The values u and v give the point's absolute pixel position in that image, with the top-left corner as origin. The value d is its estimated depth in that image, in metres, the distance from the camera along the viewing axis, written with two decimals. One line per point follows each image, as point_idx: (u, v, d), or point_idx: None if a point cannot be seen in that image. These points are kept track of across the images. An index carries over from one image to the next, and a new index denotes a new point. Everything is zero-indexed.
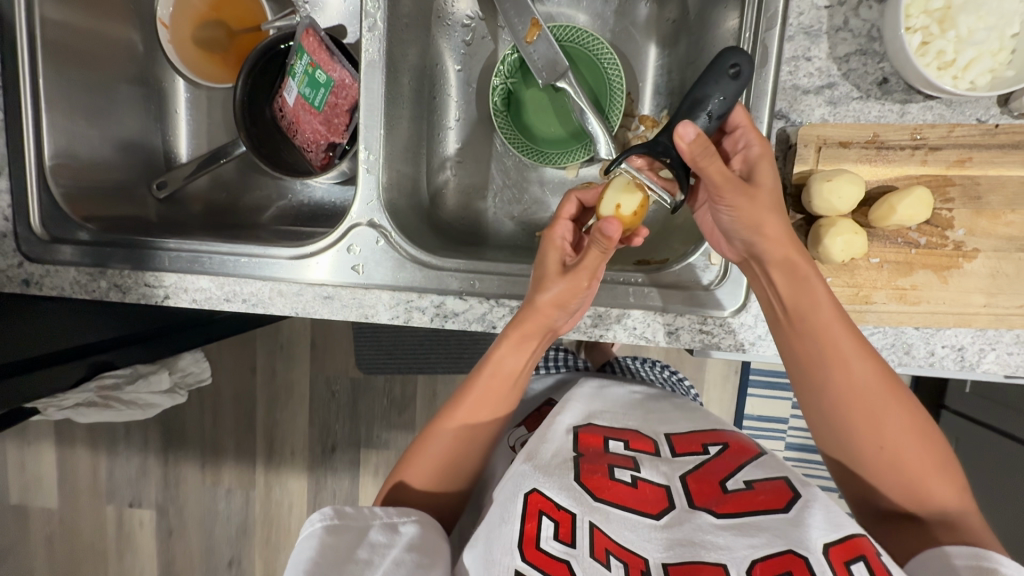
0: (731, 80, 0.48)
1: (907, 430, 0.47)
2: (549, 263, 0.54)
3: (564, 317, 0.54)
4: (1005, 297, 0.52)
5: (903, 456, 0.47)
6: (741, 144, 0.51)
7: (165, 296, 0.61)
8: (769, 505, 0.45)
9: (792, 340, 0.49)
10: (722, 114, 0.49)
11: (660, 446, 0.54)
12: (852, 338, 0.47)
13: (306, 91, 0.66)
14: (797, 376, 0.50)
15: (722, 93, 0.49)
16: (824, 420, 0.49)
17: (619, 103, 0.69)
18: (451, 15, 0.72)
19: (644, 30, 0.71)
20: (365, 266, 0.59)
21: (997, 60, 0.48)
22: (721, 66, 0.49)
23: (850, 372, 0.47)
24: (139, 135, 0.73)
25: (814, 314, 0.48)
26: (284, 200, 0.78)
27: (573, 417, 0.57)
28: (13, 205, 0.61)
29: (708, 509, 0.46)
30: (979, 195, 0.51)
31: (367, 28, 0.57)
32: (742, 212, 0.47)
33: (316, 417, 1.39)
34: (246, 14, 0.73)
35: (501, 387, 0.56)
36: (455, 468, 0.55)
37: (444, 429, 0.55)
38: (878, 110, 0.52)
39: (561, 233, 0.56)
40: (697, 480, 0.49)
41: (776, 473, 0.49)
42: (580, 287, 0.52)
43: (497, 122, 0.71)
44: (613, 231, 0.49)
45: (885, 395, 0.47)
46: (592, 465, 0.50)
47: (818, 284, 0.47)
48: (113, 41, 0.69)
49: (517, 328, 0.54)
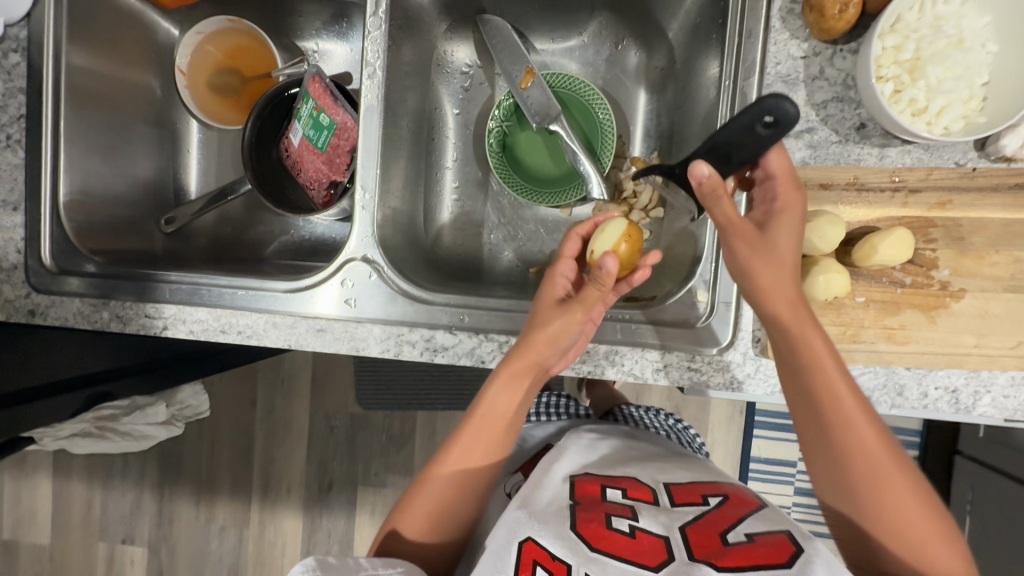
0: (764, 131, 0.47)
1: (910, 499, 0.46)
2: (544, 298, 0.55)
3: (556, 356, 0.54)
4: (995, 338, 0.52)
5: (900, 513, 0.46)
6: (768, 197, 0.51)
7: (164, 327, 0.62)
8: (770, 559, 0.43)
9: (798, 395, 0.49)
10: (743, 161, 0.50)
11: (659, 495, 0.52)
12: (851, 390, 0.47)
13: (310, 133, 0.69)
14: (801, 425, 0.50)
15: (747, 142, 0.49)
16: (829, 477, 0.49)
17: (610, 145, 0.72)
18: (451, 63, 0.75)
19: (633, 77, 0.74)
20: (358, 300, 0.60)
21: (968, 107, 0.50)
22: (757, 113, 0.47)
23: (848, 425, 0.47)
24: (152, 172, 0.77)
25: (811, 366, 0.47)
26: (286, 235, 0.80)
27: (569, 466, 0.57)
28: (25, 237, 0.64)
29: (708, 562, 0.43)
30: (962, 236, 0.52)
31: (367, 75, 0.60)
32: (745, 257, 0.49)
33: (314, 453, 1.38)
34: (258, 62, 0.76)
35: (495, 430, 0.55)
36: (448, 519, 0.54)
37: (436, 474, 0.54)
38: (858, 153, 0.53)
39: (562, 271, 0.56)
40: (697, 531, 0.46)
41: (777, 527, 0.47)
42: (576, 321, 0.51)
43: (493, 162, 0.74)
44: (610, 266, 0.51)
45: (882, 449, 0.47)
46: (588, 514, 0.48)
47: (818, 342, 0.47)
48: (131, 86, 0.73)
49: (508, 366, 0.53)
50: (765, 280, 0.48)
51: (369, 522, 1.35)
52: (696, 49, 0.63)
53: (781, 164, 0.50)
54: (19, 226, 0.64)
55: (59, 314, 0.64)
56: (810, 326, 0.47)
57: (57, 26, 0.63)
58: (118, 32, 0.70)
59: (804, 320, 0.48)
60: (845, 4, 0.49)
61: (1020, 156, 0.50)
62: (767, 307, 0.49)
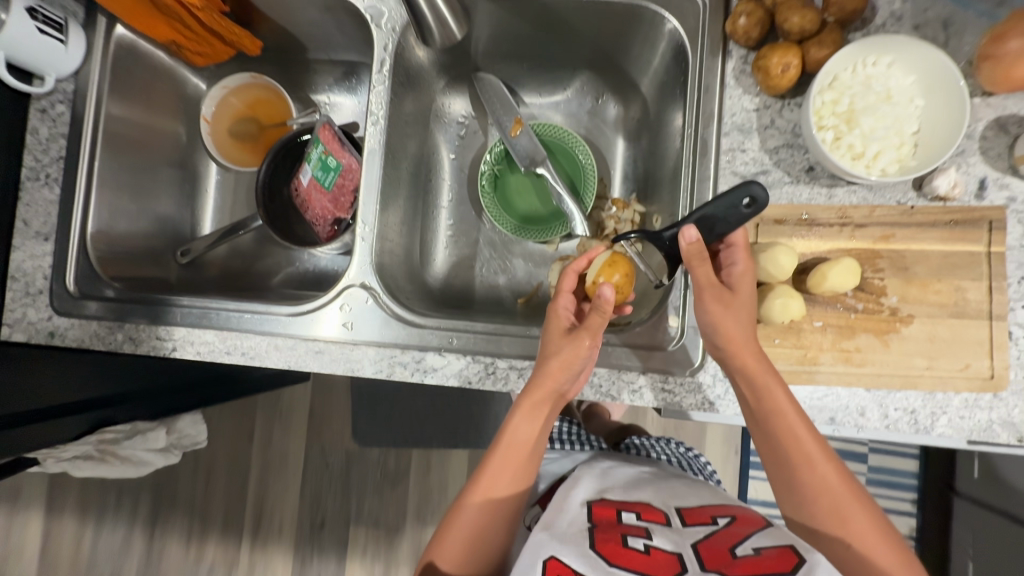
0: (745, 210, 0.53)
1: (876, 536, 0.48)
2: (551, 331, 0.58)
3: (571, 381, 0.56)
4: (944, 360, 0.56)
5: (872, 553, 0.48)
6: (729, 263, 0.56)
7: (173, 348, 0.67)
8: (776, 568, 0.41)
9: (762, 437, 0.53)
10: (722, 233, 0.55)
11: (671, 518, 0.51)
12: (811, 436, 0.51)
13: (319, 174, 0.76)
14: (770, 465, 0.53)
15: (729, 219, 0.54)
16: (799, 514, 0.51)
17: (592, 186, 0.78)
18: (448, 114, 0.84)
19: (613, 127, 0.82)
20: (355, 323, 0.65)
21: (901, 152, 0.56)
22: (737, 195, 0.53)
23: (813, 467, 0.50)
24: (172, 209, 0.84)
25: (775, 412, 0.51)
26: (292, 267, 0.86)
27: (586, 493, 0.56)
28: (53, 264, 0.70)
29: (718, 571, 0.42)
30: (906, 266, 0.57)
31: (372, 122, 0.68)
32: (716, 314, 0.53)
33: (309, 489, 1.38)
34: (275, 112, 0.85)
35: (518, 459, 0.56)
36: (482, 545, 0.54)
37: (469, 503, 0.55)
38: (808, 193, 0.59)
39: (563, 304, 0.60)
40: (708, 547, 0.45)
41: (783, 540, 0.45)
42: (585, 345, 0.55)
43: (484, 201, 0.80)
44: (609, 293, 0.55)
45: (845, 489, 0.50)
46: (605, 534, 0.47)
47: (777, 387, 0.51)
48: (160, 132, 0.81)
49: (528, 397, 0.55)
50: (732, 332, 0.52)
51: (359, 563, 1.34)
52: (666, 102, 0.71)
53: (742, 237, 0.56)
54: (48, 255, 0.70)
55: (76, 335, 0.68)
56: (769, 373, 0.51)
57: (101, 80, 0.71)
58: (152, 86, 0.79)
59: (765, 368, 0.52)
60: (786, 65, 0.56)
61: (952, 195, 0.56)
62: (733, 355, 0.52)
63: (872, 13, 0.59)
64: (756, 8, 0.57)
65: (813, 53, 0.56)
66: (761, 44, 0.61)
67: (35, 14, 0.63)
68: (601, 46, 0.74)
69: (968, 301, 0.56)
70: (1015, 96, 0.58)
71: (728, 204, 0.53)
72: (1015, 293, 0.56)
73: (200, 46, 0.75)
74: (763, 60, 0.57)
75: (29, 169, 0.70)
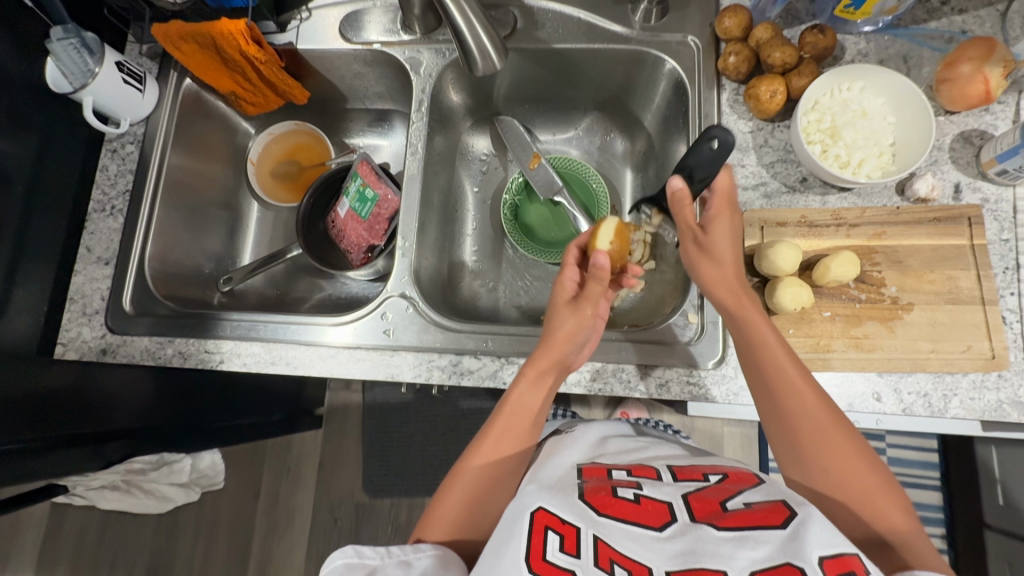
0: (713, 151, 0.59)
1: (854, 456, 0.50)
2: (558, 304, 0.64)
3: (575, 351, 0.62)
4: (947, 343, 0.60)
5: (850, 476, 0.49)
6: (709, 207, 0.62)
7: (220, 360, 0.71)
8: (766, 520, 0.42)
9: (751, 370, 0.56)
10: (704, 178, 0.61)
11: (662, 473, 0.51)
12: (794, 365, 0.54)
13: (357, 206, 0.83)
14: (756, 396, 0.56)
15: (705, 162, 0.60)
16: (781, 440, 0.54)
17: (603, 210, 0.86)
18: (471, 152, 0.93)
19: (621, 159, 0.91)
20: (395, 330, 0.69)
21: (881, 160, 0.65)
22: (705, 139, 0.59)
23: (796, 396, 0.53)
24: (216, 244, 0.90)
25: (760, 343, 0.55)
26: (324, 297, 0.91)
27: (578, 456, 0.56)
28: (110, 286, 0.75)
29: (709, 522, 0.42)
30: (900, 259, 0.63)
31: (411, 153, 0.77)
32: (692, 257, 0.61)
33: (317, 544, 1.31)
34: (314, 154, 0.94)
35: (523, 424, 0.59)
36: (485, 508, 0.54)
37: (468, 468, 0.57)
38: (804, 200, 0.67)
39: (570, 277, 0.66)
40: (698, 499, 0.46)
41: (774, 494, 0.45)
42: (587, 316, 0.61)
43: (508, 228, 0.87)
44: (603, 262, 0.61)
45: (828, 419, 0.51)
46: (597, 487, 0.48)
47: (760, 321, 0.56)
48: (212, 177, 0.89)
49: (533, 365, 0.60)
50: (710, 276, 0.59)
51: None
52: (668, 133, 0.80)
53: (723, 182, 0.60)
54: (107, 278, 0.75)
55: (127, 352, 0.72)
56: (752, 309, 0.57)
57: (168, 127, 0.81)
58: (207, 134, 0.88)
59: (748, 304, 0.57)
60: (773, 92, 0.65)
61: (931, 197, 0.63)
62: (721, 294, 0.59)
63: (842, 51, 0.70)
64: (743, 48, 0.67)
65: (795, 82, 0.66)
66: (749, 77, 0.71)
67: (121, 67, 0.73)
68: (610, 89, 0.84)
69: (961, 289, 0.61)
70: (973, 114, 0.67)
71: (702, 146, 0.60)
72: (1002, 282, 0.62)
73: (256, 96, 0.85)
74: (753, 89, 0.66)
75: (96, 202, 0.77)
